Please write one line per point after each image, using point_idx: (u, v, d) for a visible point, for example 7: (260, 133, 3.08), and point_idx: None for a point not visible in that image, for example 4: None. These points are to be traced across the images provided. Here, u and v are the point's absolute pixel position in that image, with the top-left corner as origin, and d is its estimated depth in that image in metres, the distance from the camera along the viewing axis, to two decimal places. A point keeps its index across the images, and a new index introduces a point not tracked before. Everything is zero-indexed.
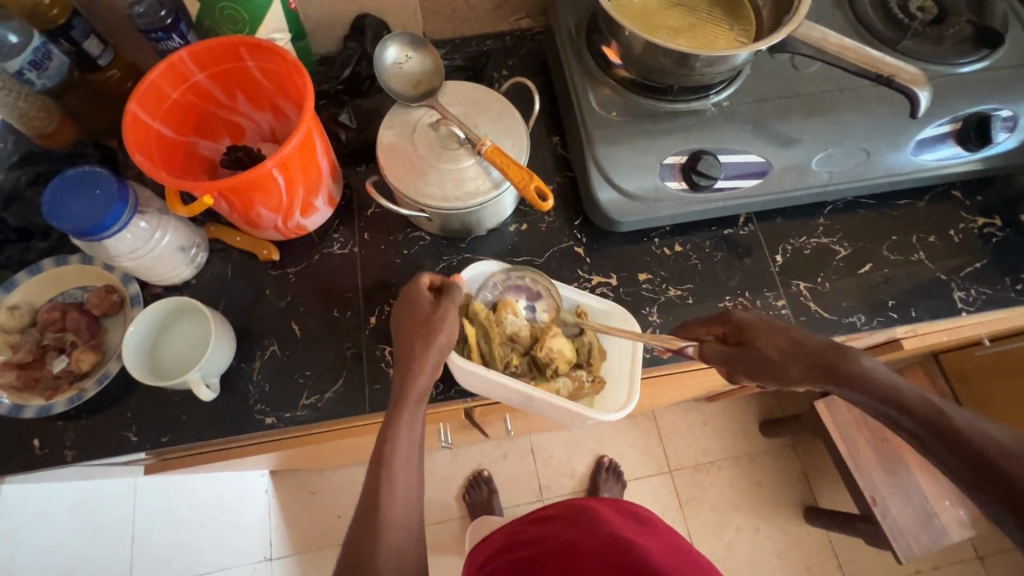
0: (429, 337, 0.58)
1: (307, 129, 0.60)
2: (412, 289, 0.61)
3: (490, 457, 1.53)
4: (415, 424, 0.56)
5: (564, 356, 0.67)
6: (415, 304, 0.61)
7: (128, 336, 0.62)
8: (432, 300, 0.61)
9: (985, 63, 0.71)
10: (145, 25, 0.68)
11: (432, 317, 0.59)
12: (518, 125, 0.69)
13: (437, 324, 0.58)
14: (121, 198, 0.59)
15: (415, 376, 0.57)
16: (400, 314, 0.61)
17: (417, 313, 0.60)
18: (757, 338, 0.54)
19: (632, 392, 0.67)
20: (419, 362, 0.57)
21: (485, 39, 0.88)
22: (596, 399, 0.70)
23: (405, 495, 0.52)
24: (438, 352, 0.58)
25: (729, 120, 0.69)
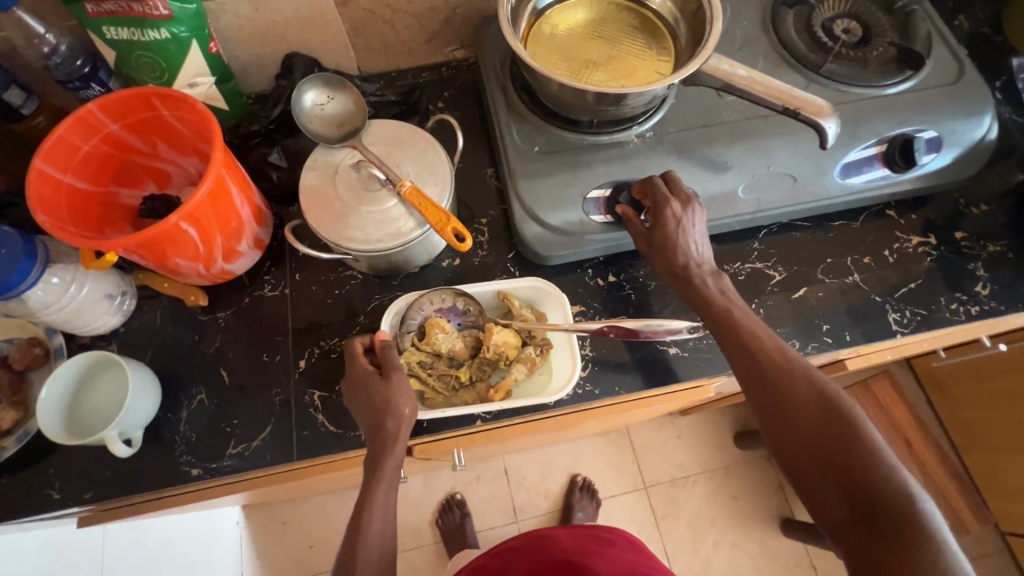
0: (394, 415, 0.57)
1: (216, 179, 0.59)
2: (356, 369, 0.61)
3: (464, 479, 1.51)
4: (389, 492, 0.57)
5: (507, 342, 0.68)
6: (361, 381, 0.61)
7: (46, 424, 0.60)
8: (379, 376, 0.60)
9: (909, 83, 0.71)
10: (63, 76, 0.68)
11: (389, 397, 0.58)
12: (442, 162, 0.68)
13: (397, 401, 0.58)
14: (28, 255, 0.58)
15: (389, 451, 0.57)
16: (352, 393, 0.61)
17: (372, 394, 0.59)
18: (664, 245, 0.61)
19: (575, 360, 0.69)
20: (389, 441, 0.57)
21: (422, 72, 0.88)
22: (551, 369, 0.71)
23: (379, 560, 0.55)
24: (408, 423, 0.58)
25: (653, 150, 0.69)
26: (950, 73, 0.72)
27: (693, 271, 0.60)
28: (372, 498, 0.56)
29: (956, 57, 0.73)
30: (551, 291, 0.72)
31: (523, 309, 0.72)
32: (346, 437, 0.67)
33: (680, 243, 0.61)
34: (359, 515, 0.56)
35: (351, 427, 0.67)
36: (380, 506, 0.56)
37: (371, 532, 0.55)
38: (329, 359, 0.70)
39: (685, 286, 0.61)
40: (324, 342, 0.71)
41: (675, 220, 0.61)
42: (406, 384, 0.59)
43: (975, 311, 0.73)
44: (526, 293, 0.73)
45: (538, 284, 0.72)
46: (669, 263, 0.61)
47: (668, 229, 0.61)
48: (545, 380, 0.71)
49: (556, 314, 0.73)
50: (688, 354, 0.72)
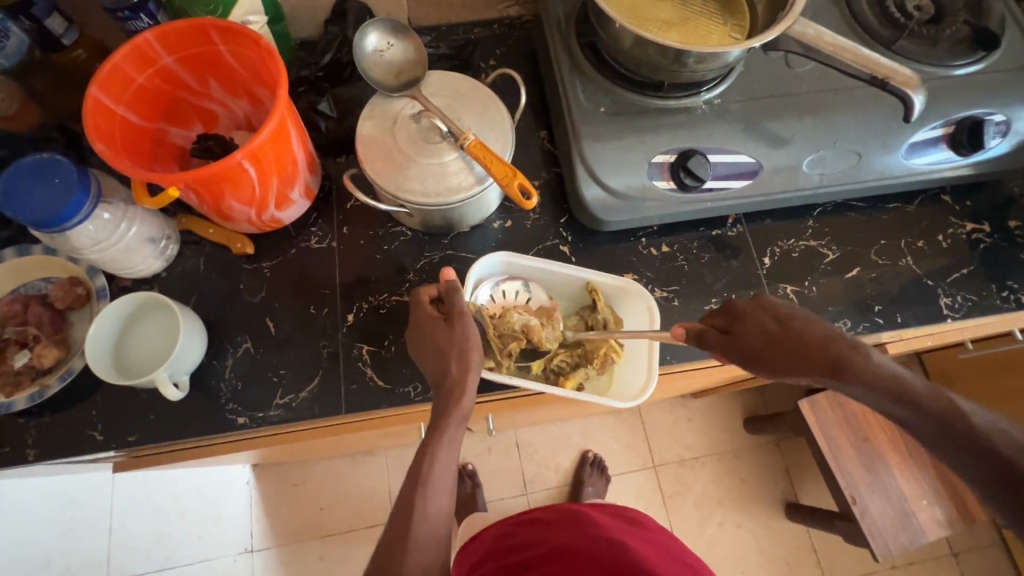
0: (460, 359, 0.56)
1: (280, 119, 0.57)
2: (420, 312, 0.60)
3: (475, 451, 1.52)
4: (453, 441, 0.55)
5: (598, 347, 0.70)
6: (426, 327, 0.60)
7: (100, 368, 0.59)
8: (443, 321, 0.59)
9: (981, 65, 0.70)
10: (111, 3, 0.63)
11: (456, 340, 0.57)
12: (504, 118, 0.66)
13: (464, 345, 0.57)
14: (82, 188, 0.56)
15: (455, 402, 0.56)
16: (415, 338, 0.60)
17: (437, 340, 0.58)
18: (777, 336, 0.49)
19: (649, 377, 0.67)
20: (454, 389, 0.56)
21: (473, 27, 0.84)
22: (614, 374, 0.72)
23: (439, 512, 0.53)
24: (474, 369, 0.57)
25: (720, 118, 0.67)
26: (1022, 56, 0.71)
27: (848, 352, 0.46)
28: (433, 449, 0.54)
29: None
30: (635, 291, 0.70)
31: (605, 308, 0.72)
32: (394, 393, 0.66)
33: (796, 322, 0.49)
34: (421, 465, 0.54)
35: (401, 383, 0.66)
36: (445, 454, 0.54)
37: (435, 481, 0.53)
38: (378, 315, 0.69)
39: (847, 374, 0.46)
40: (373, 297, 0.70)
41: (761, 308, 0.51)
42: (474, 331, 0.58)
43: None
44: (610, 288, 0.71)
45: (628, 286, 0.69)
46: (804, 353, 0.47)
47: (760, 321, 0.50)
48: (606, 384, 0.72)
49: (637, 313, 0.71)
50: None
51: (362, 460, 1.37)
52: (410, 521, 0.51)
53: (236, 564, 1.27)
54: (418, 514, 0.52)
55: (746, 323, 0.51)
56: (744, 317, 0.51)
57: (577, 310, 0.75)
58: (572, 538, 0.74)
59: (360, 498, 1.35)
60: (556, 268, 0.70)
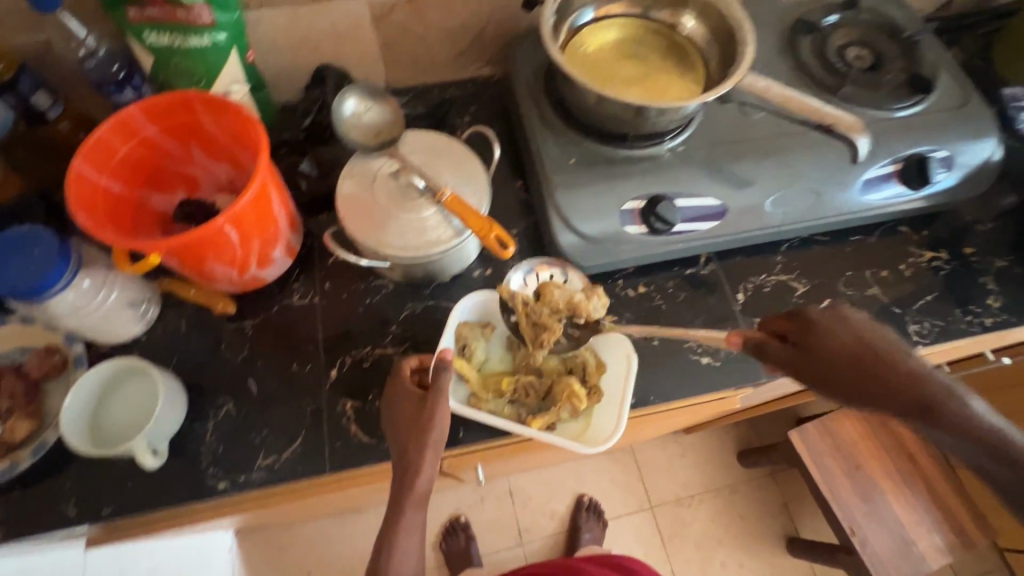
0: (420, 443, 0.57)
1: (260, 184, 0.59)
2: (397, 384, 0.62)
3: (468, 501, 1.47)
4: (413, 523, 0.58)
5: (564, 388, 0.68)
6: (401, 399, 0.61)
7: (74, 440, 0.58)
8: (417, 399, 0.60)
9: (921, 106, 0.75)
10: (98, 78, 0.67)
11: (422, 421, 0.58)
12: (480, 172, 0.69)
13: (427, 429, 0.57)
14: (63, 256, 0.57)
15: (413, 484, 0.57)
16: (390, 409, 0.62)
17: (405, 418, 0.60)
18: (854, 360, 0.50)
19: (620, 421, 0.66)
20: (413, 470, 0.57)
21: (447, 87, 0.89)
22: (591, 418, 0.70)
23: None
24: (434, 452, 0.57)
25: (685, 164, 0.71)
26: (957, 97, 0.77)
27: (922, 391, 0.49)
28: (394, 533, 0.57)
29: (961, 84, 0.78)
30: (611, 334, 0.70)
31: (585, 350, 0.70)
32: (380, 448, 0.65)
33: (877, 343, 0.51)
34: (383, 547, 0.57)
35: (386, 438, 0.66)
36: (405, 538, 0.57)
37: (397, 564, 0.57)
38: (362, 370, 0.69)
39: (944, 424, 0.49)
40: (356, 351, 0.70)
41: (848, 326, 0.52)
42: (446, 410, 0.58)
43: (988, 322, 0.76)
44: (593, 333, 0.72)
45: (605, 327, 0.70)
46: (881, 386, 0.49)
47: (843, 344, 0.51)
48: (581, 429, 0.70)
49: (615, 357, 0.70)
50: (721, 363, 0.73)
51: (350, 517, 1.33)
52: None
53: None
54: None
55: (819, 342, 0.51)
56: (817, 340, 0.51)
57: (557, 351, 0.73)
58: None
59: (349, 559, 1.29)
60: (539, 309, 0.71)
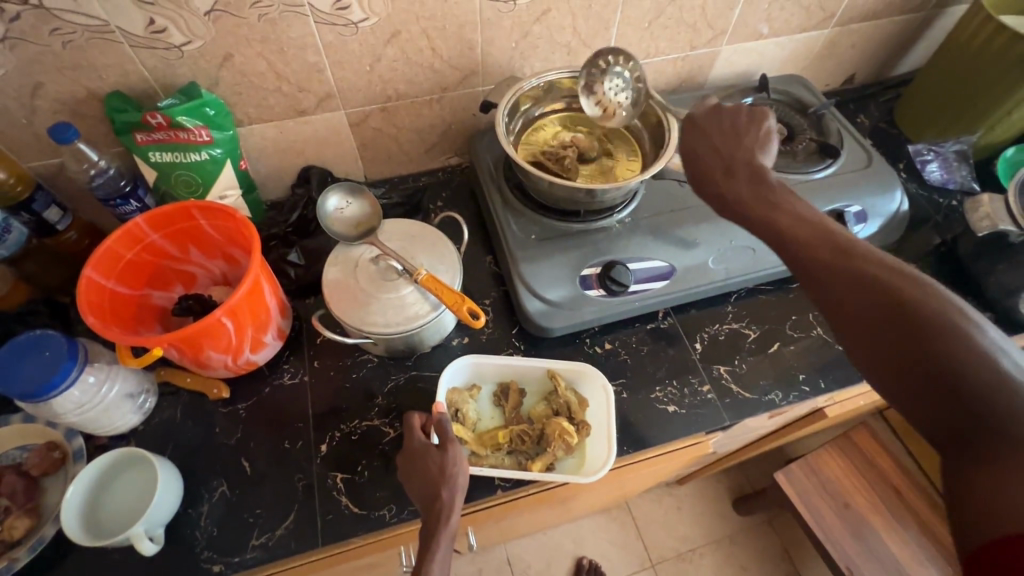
0: (448, 483, 0.61)
1: (254, 277, 0.66)
2: (412, 441, 0.65)
3: (467, 574, 1.44)
4: (444, 562, 0.58)
5: (555, 429, 0.72)
6: (416, 454, 0.65)
7: (73, 531, 0.60)
8: (435, 447, 0.64)
9: (832, 168, 0.87)
10: (104, 194, 0.75)
11: (445, 463, 0.62)
12: (451, 253, 0.77)
13: (452, 471, 0.62)
14: (71, 355, 0.62)
15: (445, 521, 0.59)
16: (410, 463, 0.65)
17: (429, 463, 0.63)
18: (715, 151, 0.66)
19: (610, 450, 0.71)
20: (443, 511, 0.59)
21: (421, 177, 0.99)
22: (584, 453, 0.74)
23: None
24: (461, 492, 0.61)
25: (632, 232, 0.80)
26: (861, 159, 0.89)
27: (742, 158, 0.64)
28: (427, 566, 0.56)
29: (864, 148, 0.90)
30: (596, 379, 0.77)
31: (567, 391, 0.76)
32: (371, 518, 0.68)
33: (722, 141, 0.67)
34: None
35: (376, 507, 0.69)
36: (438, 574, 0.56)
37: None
38: (350, 442, 0.73)
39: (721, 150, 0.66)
40: (345, 425, 0.74)
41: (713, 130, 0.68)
42: (462, 456, 0.64)
43: None
44: (572, 374, 0.78)
45: (583, 368, 0.77)
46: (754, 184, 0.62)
47: (728, 142, 0.66)
48: (577, 465, 0.74)
49: (598, 399, 0.77)
50: (686, 410, 0.78)
51: None
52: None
53: None
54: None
55: (704, 125, 0.69)
56: (706, 125, 0.68)
57: (542, 398, 0.79)
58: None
59: None
60: (518, 363, 0.78)
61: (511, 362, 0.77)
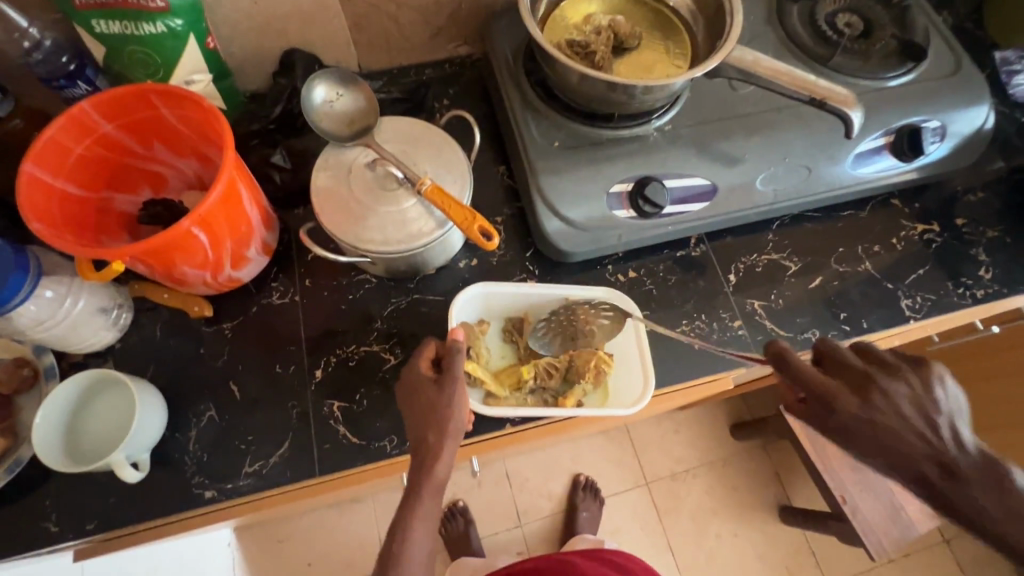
0: (438, 426, 0.54)
1: (228, 180, 0.56)
2: (412, 372, 0.58)
3: (466, 486, 1.37)
4: (428, 514, 0.52)
5: (588, 360, 0.68)
6: (413, 387, 0.57)
7: (48, 459, 0.56)
8: (433, 382, 0.56)
9: (912, 75, 0.73)
10: (45, 73, 0.62)
11: (438, 402, 0.55)
12: (460, 160, 0.66)
13: (444, 412, 0.54)
14: (21, 267, 0.55)
15: (431, 468, 0.53)
16: (405, 398, 0.58)
17: (422, 401, 0.56)
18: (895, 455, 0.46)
19: (648, 383, 0.67)
20: (432, 456, 0.53)
21: (425, 68, 0.84)
22: (609, 386, 0.70)
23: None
24: (453, 439, 0.54)
25: (672, 143, 0.69)
26: (947, 65, 0.75)
27: (918, 422, 0.46)
28: (407, 524, 0.52)
29: (953, 51, 0.76)
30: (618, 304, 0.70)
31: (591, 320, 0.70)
32: (371, 448, 0.64)
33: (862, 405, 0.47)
34: (393, 543, 0.51)
35: (377, 437, 0.64)
36: (421, 532, 0.52)
37: (407, 563, 0.51)
38: (348, 369, 0.67)
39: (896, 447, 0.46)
40: (341, 350, 0.68)
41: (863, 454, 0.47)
42: (463, 395, 0.56)
43: (980, 294, 0.75)
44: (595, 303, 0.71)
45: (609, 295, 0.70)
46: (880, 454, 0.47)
47: (871, 394, 0.47)
48: (602, 399, 0.69)
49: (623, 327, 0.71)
50: (713, 347, 0.71)
51: (349, 508, 1.20)
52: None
53: None
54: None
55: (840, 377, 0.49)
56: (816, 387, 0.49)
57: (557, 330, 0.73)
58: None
59: (344, 551, 1.18)
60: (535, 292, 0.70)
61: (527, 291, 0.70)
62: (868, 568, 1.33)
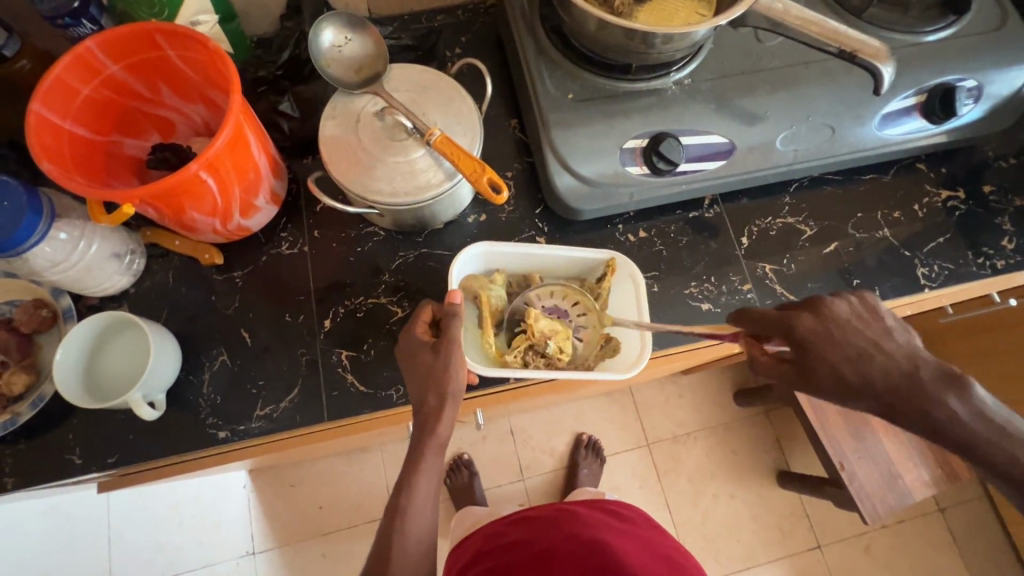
0: (437, 390, 0.54)
1: (234, 124, 0.55)
2: (410, 336, 0.58)
3: (471, 440, 1.40)
4: (431, 473, 0.54)
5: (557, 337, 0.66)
6: (415, 350, 0.58)
7: (70, 394, 0.58)
8: (431, 346, 0.56)
9: (952, 29, 0.69)
10: (50, 10, 0.59)
11: (436, 366, 0.55)
12: (471, 111, 0.64)
13: (442, 376, 0.54)
14: (33, 209, 0.55)
15: (433, 430, 0.53)
16: (406, 363, 0.58)
17: (420, 363, 0.56)
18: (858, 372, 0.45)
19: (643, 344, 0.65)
20: (431, 418, 0.54)
21: (436, 14, 0.81)
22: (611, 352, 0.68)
23: (418, 540, 0.53)
24: (452, 401, 0.54)
25: (691, 98, 0.66)
26: (991, 20, 0.70)
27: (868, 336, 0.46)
28: (413, 479, 0.53)
29: (999, 4, 0.71)
30: (624, 268, 0.68)
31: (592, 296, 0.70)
32: (377, 397, 0.66)
33: (819, 328, 0.46)
34: (399, 498, 0.53)
35: (384, 387, 0.66)
36: (423, 486, 0.53)
37: (414, 514, 0.52)
38: (355, 319, 0.68)
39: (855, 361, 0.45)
40: (349, 301, 0.69)
41: (822, 364, 0.46)
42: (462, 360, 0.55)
43: (1000, 264, 0.74)
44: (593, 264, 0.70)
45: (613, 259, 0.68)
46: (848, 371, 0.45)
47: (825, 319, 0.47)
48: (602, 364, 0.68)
49: (624, 290, 0.69)
50: (721, 310, 0.71)
51: (359, 457, 1.25)
52: (387, 554, 0.51)
53: (240, 569, 1.17)
54: (397, 546, 0.51)
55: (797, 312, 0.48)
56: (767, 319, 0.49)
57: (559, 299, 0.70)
58: (562, 538, 0.70)
59: (353, 496, 1.23)
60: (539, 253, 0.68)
61: (540, 253, 0.68)
62: (861, 532, 1.36)
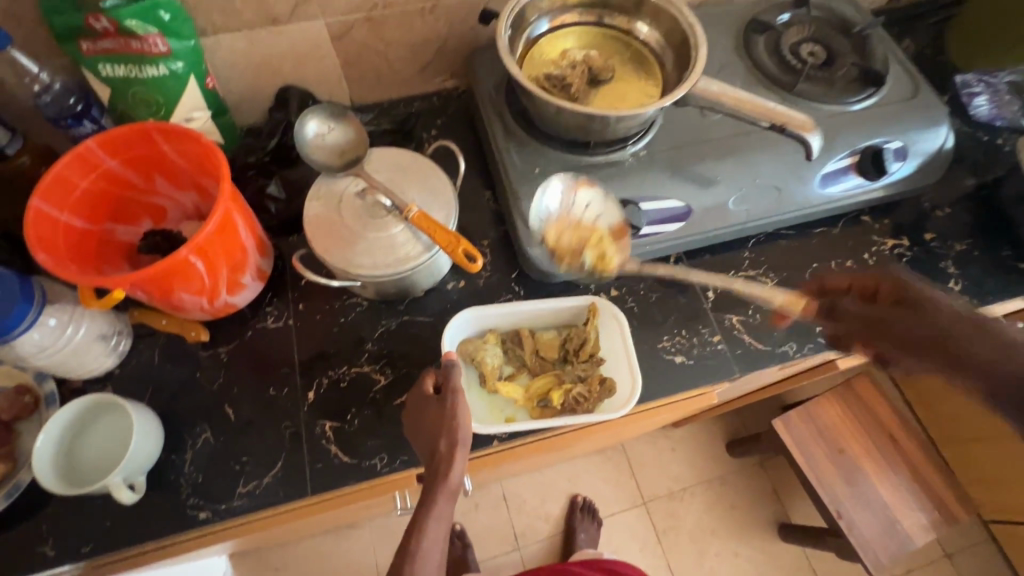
0: (448, 434, 0.55)
1: (223, 210, 0.59)
2: (417, 391, 0.61)
3: (462, 509, 1.36)
4: (444, 515, 0.53)
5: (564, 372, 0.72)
6: (419, 407, 0.60)
7: (49, 484, 0.57)
8: (435, 397, 0.59)
9: (873, 99, 0.77)
10: (54, 113, 0.65)
11: (444, 414, 0.57)
12: (445, 187, 0.70)
13: (451, 421, 0.56)
14: (25, 296, 0.57)
15: (444, 476, 0.54)
16: (413, 418, 0.60)
17: (427, 417, 0.58)
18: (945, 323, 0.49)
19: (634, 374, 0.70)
20: (443, 464, 0.54)
21: (414, 101, 0.89)
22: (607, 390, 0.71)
23: None
24: (462, 445, 0.55)
25: (647, 167, 0.72)
26: (906, 90, 0.79)
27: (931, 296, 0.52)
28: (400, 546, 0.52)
29: (911, 76, 0.80)
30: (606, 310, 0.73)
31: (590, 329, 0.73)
32: (362, 467, 0.66)
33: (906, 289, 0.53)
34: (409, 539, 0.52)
35: (367, 456, 0.66)
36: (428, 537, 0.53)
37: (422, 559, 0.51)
38: (339, 389, 0.69)
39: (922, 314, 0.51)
40: (332, 371, 0.70)
41: (945, 306, 0.50)
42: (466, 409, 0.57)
43: None
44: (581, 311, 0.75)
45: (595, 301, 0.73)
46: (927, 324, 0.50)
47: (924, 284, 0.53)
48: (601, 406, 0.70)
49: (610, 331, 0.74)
50: (694, 362, 0.74)
51: (347, 533, 1.20)
52: None
53: None
54: None
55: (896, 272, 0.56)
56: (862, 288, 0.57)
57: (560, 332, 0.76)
58: None
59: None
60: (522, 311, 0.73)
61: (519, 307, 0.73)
62: None
